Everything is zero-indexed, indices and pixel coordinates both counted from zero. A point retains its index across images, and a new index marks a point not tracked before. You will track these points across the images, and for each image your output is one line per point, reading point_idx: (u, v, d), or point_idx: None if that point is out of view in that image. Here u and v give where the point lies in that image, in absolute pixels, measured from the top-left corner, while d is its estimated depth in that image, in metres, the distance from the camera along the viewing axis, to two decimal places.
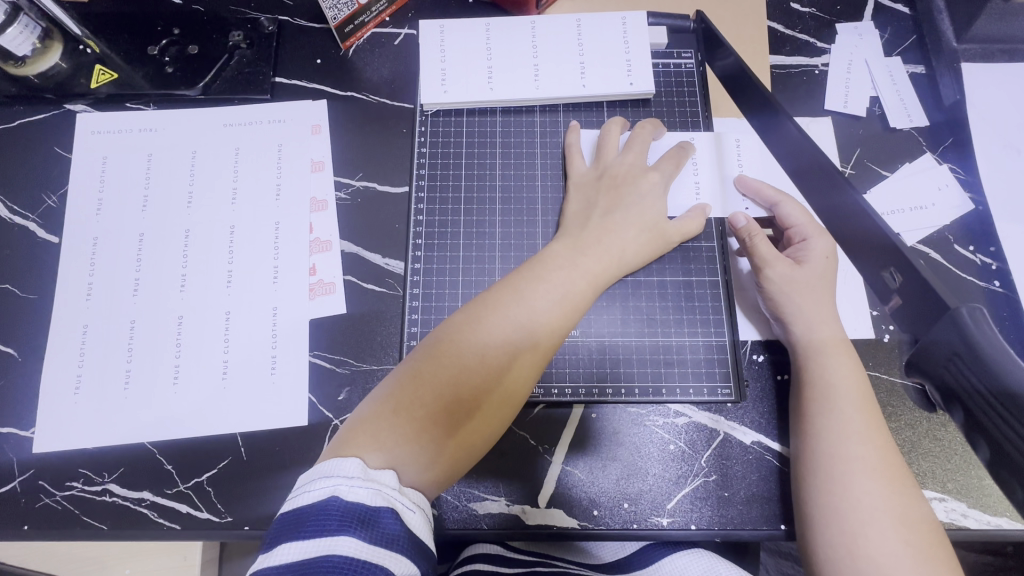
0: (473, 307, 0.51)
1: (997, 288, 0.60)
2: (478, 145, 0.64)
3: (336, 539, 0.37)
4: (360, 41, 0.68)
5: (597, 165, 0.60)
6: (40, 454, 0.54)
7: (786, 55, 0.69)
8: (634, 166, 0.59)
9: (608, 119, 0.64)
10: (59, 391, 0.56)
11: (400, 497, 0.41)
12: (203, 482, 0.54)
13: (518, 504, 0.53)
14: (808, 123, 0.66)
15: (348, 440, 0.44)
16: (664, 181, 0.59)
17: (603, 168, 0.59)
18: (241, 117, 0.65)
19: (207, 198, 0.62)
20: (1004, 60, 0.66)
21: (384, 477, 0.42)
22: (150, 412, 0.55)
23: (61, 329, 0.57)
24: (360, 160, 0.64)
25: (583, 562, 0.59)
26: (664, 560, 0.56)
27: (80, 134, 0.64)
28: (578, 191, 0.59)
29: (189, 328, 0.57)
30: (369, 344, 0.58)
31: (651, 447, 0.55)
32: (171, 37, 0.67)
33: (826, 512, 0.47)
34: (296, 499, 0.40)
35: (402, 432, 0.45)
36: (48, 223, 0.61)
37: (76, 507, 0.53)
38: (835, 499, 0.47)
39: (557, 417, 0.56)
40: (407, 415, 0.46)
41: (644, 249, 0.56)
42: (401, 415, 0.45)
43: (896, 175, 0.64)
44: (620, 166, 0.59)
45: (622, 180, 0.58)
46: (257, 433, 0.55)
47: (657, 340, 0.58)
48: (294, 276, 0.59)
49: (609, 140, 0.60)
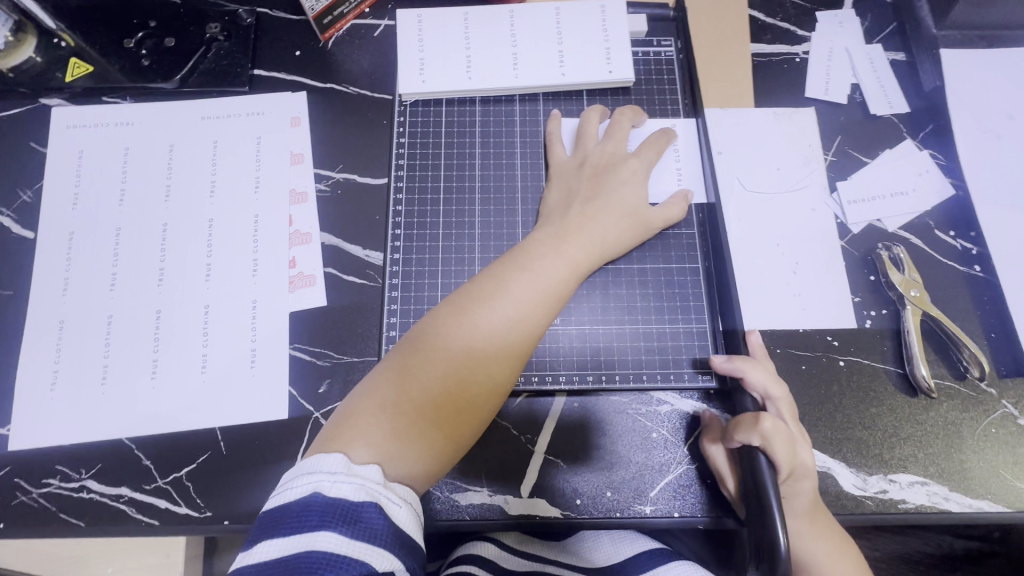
0: (458, 300, 0.50)
1: (977, 272, 0.60)
2: (457, 134, 0.63)
3: (317, 535, 0.37)
4: (339, 32, 0.67)
5: (578, 153, 0.60)
6: (16, 452, 0.54)
7: (767, 43, 0.69)
8: (612, 154, 0.59)
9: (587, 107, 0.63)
10: (35, 388, 0.55)
11: (386, 492, 0.41)
12: (182, 477, 0.53)
13: (500, 494, 0.53)
14: (789, 112, 0.66)
15: (334, 436, 0.44)
16: (645, 167, 0.58)
17: (584, 156, 0.59)
18: (218, 110, 0.64)
19: (184, 192, 0.61)
20: (984, 45, 0.66)
21: (369, 472, 0.41)
22: (126, 407, 0.54)
23: (35, 325, 0.57)
24: (339, 151, 0.63)
25: (576, 566, 0.59)
26: (662, 566, 0.56)
27: (56, 128, 0.63)
28: (560, 182, 0.58)
29: (167, 322, 0.57)
30: (349, 337, 0.58)
31: (634, 435, 0.54)
32: (148, 30, 0.66)
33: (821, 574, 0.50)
34: (279, 496, 0.40)
35: (388, 428, 0.45)
36: (23, 219, 0.61)
37: (53, 504, 0.53)
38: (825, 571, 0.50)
39: (538, 406, 0.56)
40: (393, 410, 0.45)
41: (624, 237, 0.56)
42: (388, 410, 0.45)
43: (876, 161, 0.64)
44: (601, 154, 0.59)
45: (603, 169, 0.58)
46: (237, 427, 0.55)
47: (638, 327, 0.57)
48: (274, 268, 0.59)
49: (590, 128, 0.60)
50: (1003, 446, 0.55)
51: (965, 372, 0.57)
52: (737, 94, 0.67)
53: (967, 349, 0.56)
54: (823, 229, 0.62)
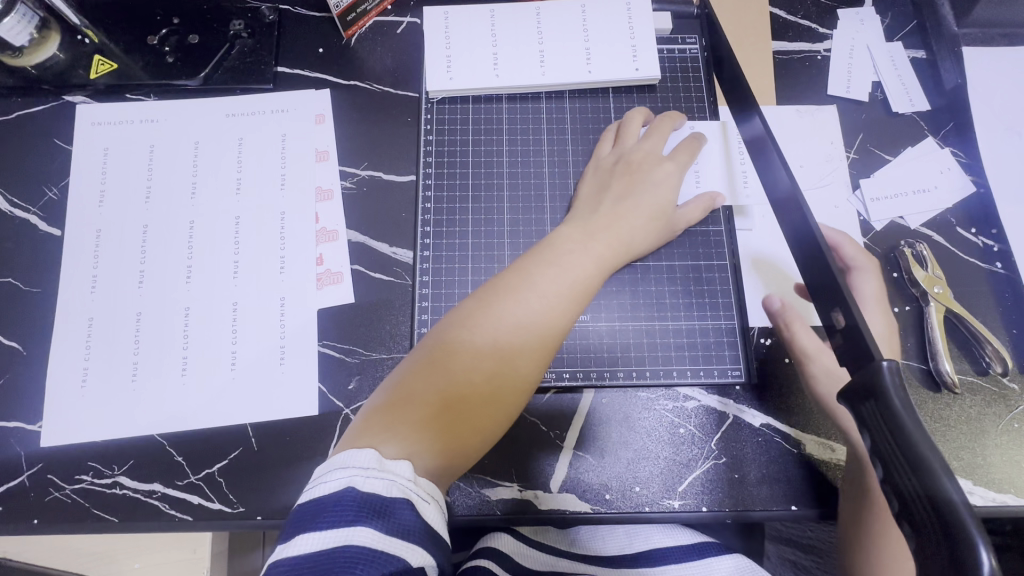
0: (483, 294, 0.51)
1: (999, 269, 0.61)
2: (483, 132, 0.64)
3: (352, 530, 0.37)
4: (363, 29, 0.67)
5: (616, 150, 0.60)
6: (48, 448, 0.54)
7: (790, 41, 0.69)
8: (653, 154, 0.59)
9: (631, 110, 0.63)
10: (66, 384, 0.55)
11: (416, 488, 0.41)
12: (214, 473, 0.54)
13: (530, 489, 0.54)
14: (812, 110, 0.66)
15: (363, 430, 0.44)
16: (679, 172, 0.58)
17: (622, 154, 0.59)
18: (244, 107, 0.64)
19: (211, 189, 0.61)
20: (1005, 44, 0.67)
21: (399, 468, 0.42)
22: (157, 403, 0.55)
23: (65, 322, 0.57)
24: (365, 149, 0.63)
25: (593, 559, 0.60)
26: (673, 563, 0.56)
27: (79, 125, 0.63)
28: (593, 175, 0.59)
29: (196, 319, 0.57)
30: (378, 334, 0.58)
31: (662, 431, 0.55)
32: (171, 27, 0.66)
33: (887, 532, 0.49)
34: (312, 491, 0.40)
35: (414, 420, 0.45)
36: (50, 215, 0.61)
37: (86, 500, 0.53)
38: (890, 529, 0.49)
39: (568, 402, 0.56)
40: (419, 402, 0.46)
41: (650, 238, 0.56)
42: (414, 402, 0.46)
43: (898, 159, 0.64)
44: (638, 151, 0.59)
45: (638, 167, 0.58)
46: (268, 423, 0.55)
47: (666, 324, 0.58)
48: (302, 266, 0.59)
49: (631, 126, 0.61)
50: None
51: (988, 368, 0.57)
52: (760, 92, 0.67)
53: (990, 346, 0.57)
54: (846, 225, 0.62)
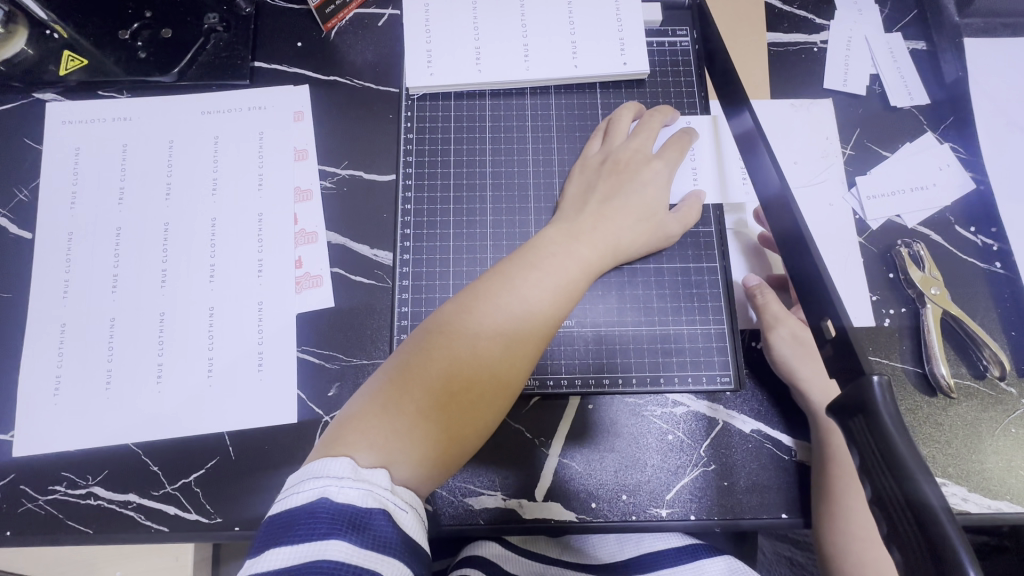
0: (464, 297, 0.49)
1: (998, 268, 0.59)
2: (467, 129, 0.62)
3: (325, 544, 0.35)
4: (342, 22, 0.65)
5: (605, 149, 0.58)
6: (20, 458, 0.53)
7: (785, 32, 0.67)
8: (641, 152, 0.57)
9: (624, 103, 0.62)
10: (37, 393, 0.54)
11: (393, 498, 0.40)
12: (191, 483, 0.52)
13: (514, 497, 0.53)
14: (807, 104, 0.64)
15: (337, 438, 0.43)
16: (670, 169, 0.57)
17: (610, 152, 0.57)
18: (220, 104, 0.62)
19: (186, 190, 0.59)
20: (1007, 34, 0.64)
21: (377, 477, 0.40)
22: (132, 412, 0.53)
23: (36, 329, 0.55)
24: (345, 147, 0.61)
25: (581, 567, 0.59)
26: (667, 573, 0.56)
27: (50, 124, 0.61)
28: (580, 174, 0.57)
29: (172, 325, 0.55)
30: (358, 339, 0.56)
31: (649, 438, 0.54)
32: (143, 21, 0.63)
33: (846, 515, 0.49)
34: (285, 501, 0.39)
35: (392, 427, 0.43)
36: (20, 218, 0.59)
37: (60, 511, 0.52)
38: (849, 512, 0.49)
39: (552, 408, 0.55)
40: (397, 410, 0.44)
41: (640, 241, 0.54)
42: (392, 410, 0.44)
43: (895, 155, 0.62)
44: (627, 149, 0.57)
45: (626, 166, 0.56)
46: (246, 431, 0.54)
47: (654, 328, 0.56)
48: (280, 269, 0.57)
49: (619, 124, 0.59)
50: None
51: (986, 371, 0.56)
52: (753, 86, 0.65)
53: (987, 348, 0.55)
54: (841, 224, 0.60)
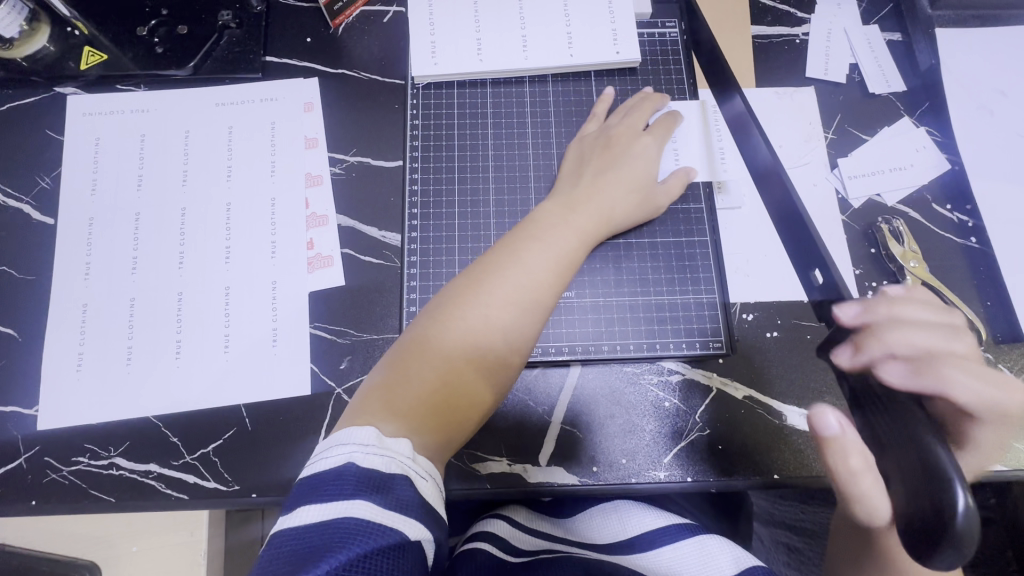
0: (471, 274, 0.52)
1: (973, 243, 0.62)
2: (470, 115, 0.65)
3: (352, 503, 0.37)
4: (350, 18, 0.69)
5: (600, 127, 0.62)
6: (45, 431, 0.55)
7: (768, 25, 0.70)
8: (630, 129, 0.60)
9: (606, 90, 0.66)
10: (60, 369, 0.56)
11: (415, 466, 0.42)
12: (209, 453, 0.55)
13: (519, 463, 0.55)
14: (792, 92, 0.68)
15: (360, 410, 0.45)
16: (658, 145, 0.60)
17: (606, 130, 0.61)
18: (232, 97, 0.65)
19: (202, 177, 0.62)
20: (977, 25, 0.69)
21: (400, 446, 0.42)
22: (151, 387, 0.56)
23: (59, 308, 0.58)
24: (353, 135, 0.64)
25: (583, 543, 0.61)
26: (668, 546, 0.56)
27: (71, 116, 0.64)
28: (577, 148, 0.61)
29: (190, 304, 0.58)
30: (368, 315, 0.59)
31: (647, 405, 0.56)
32: (160, 18, 0.67)
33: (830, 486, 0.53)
34: (311, 466, 0.41)
35: (413, 398, 0.46)
36: (42, 205, 0.62)
37: (83, 481, 0.54)
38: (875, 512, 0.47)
39: (555, 378, 0.57)
40: (415, 382, 0.47)
41: (632, 211, 0.58)
42: (409, 382, 0.46)
43: (875, 138, 0.66)
44: (620, 127, 0.61)
45: (617, 142, 0.60)
46: (261, 404, 0.56)
47: (650, 299, 0.59)
48: (292, 250, 0.60)
49: (603, 111, 0.63)
50: None
51: None
52: (740, 75, 0.68)
53: (965, 316, 0.58)
54: (824, 204, 0.64)
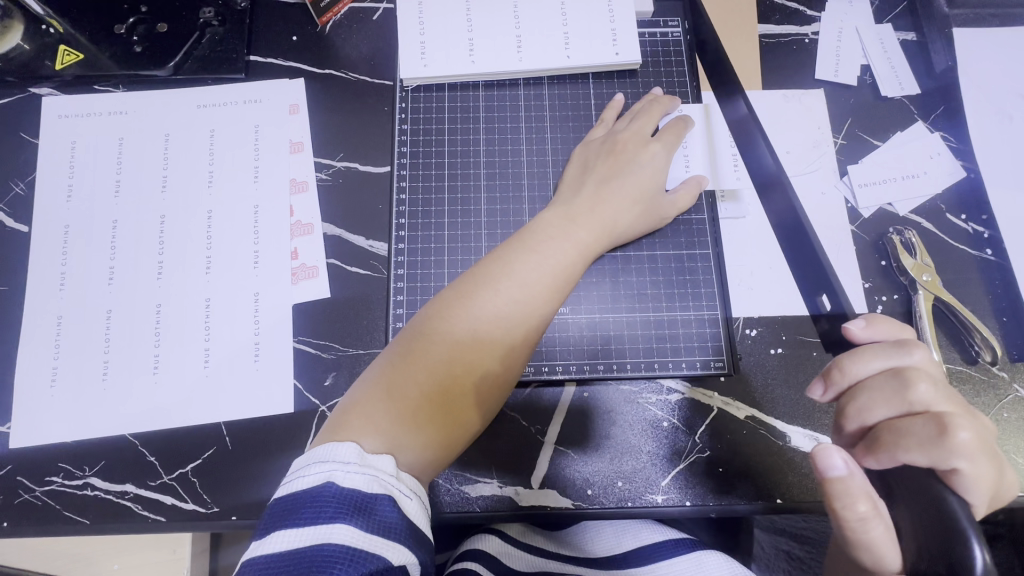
0: (463, 284, 0.49)
1: (989, 255, 0.60)
2: (461, 119, 0.62)
3: (332, 528, 0.35)
4: (337, 16, 0.66)
5: (606, 132, 0.59)
6: (18, 450, 0.53)
7: (776, 23, 0.67)
8: (639, 134, 0.57)
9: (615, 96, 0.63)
10: (34, 384, 0.54)
11: (398, 484, 0.40)
12: (188, 473, 0.53)
13: (510, 486, 0.53)
14: (800, 95, 0.65)
15: (341, 425, 0.43)
16: (667, 152, 0.57)
17: (612, 134, 0.58)
18: (214, 98, 0.62)
19: (182, 183, 0.59)
20: (996, 24, 0.65)
21: (382, 463, 0.40)
22: (128, 403, 0.53)
23: (32, 321, 0.55)
24: (339, 139, 0.62)
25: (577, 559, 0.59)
26: (663, 563, 0.55)
27: (46, 118, 0.61)
28: (583, 154, 0.58)
29: (169, 316, 0.55)
30: (354, 329, 0.57)
31: (644, 425, 0.54)
32: (139, 15, 0.64)
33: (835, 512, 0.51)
34: (290, 484, 0.38)
35: (397, 414, 0.43)
36: (16, 212, 0.59)
37: (57, 502, 0.52)
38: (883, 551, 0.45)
39: (548, 397, 0.55)
40: (400, 396, 0.44)
41: (635, 221, 0.55)
42: (394, 396, 0.44)
43: (886, 144, 0.63)
44: (627, 132, 0.58)
45: (625, 148, 0.56)
46: (242, 421, 0.54)
47: (648, 315, 0.57)
48: (275, 261, 0.57)
49: (610, 117, 0.60)
50: (1015, 430, 0.55)
51: (977, 357, 0.56)
52: (745, 77, 0.65)
53: (979, 333, 0.56)
54: (832, 213, 0.61)
